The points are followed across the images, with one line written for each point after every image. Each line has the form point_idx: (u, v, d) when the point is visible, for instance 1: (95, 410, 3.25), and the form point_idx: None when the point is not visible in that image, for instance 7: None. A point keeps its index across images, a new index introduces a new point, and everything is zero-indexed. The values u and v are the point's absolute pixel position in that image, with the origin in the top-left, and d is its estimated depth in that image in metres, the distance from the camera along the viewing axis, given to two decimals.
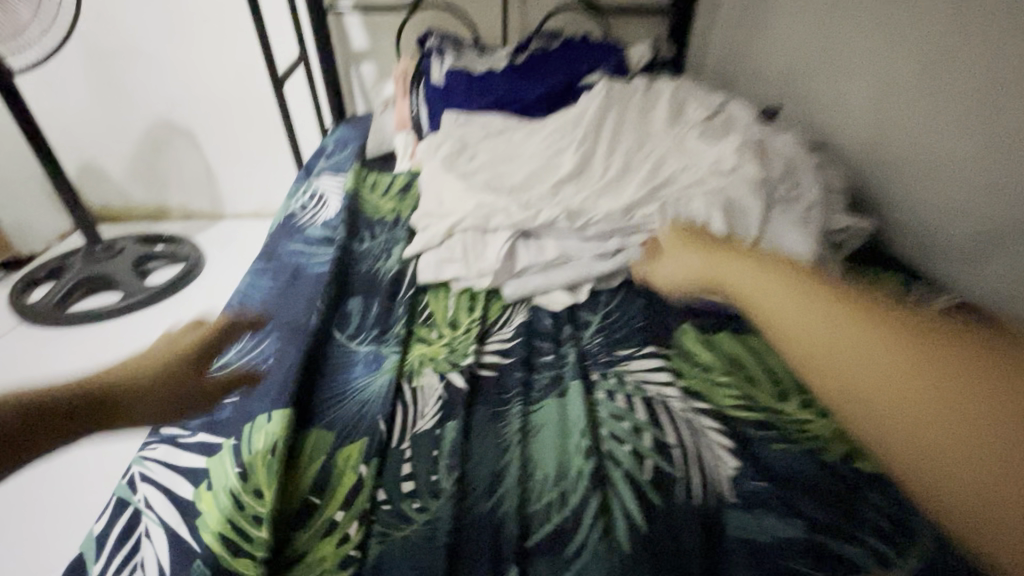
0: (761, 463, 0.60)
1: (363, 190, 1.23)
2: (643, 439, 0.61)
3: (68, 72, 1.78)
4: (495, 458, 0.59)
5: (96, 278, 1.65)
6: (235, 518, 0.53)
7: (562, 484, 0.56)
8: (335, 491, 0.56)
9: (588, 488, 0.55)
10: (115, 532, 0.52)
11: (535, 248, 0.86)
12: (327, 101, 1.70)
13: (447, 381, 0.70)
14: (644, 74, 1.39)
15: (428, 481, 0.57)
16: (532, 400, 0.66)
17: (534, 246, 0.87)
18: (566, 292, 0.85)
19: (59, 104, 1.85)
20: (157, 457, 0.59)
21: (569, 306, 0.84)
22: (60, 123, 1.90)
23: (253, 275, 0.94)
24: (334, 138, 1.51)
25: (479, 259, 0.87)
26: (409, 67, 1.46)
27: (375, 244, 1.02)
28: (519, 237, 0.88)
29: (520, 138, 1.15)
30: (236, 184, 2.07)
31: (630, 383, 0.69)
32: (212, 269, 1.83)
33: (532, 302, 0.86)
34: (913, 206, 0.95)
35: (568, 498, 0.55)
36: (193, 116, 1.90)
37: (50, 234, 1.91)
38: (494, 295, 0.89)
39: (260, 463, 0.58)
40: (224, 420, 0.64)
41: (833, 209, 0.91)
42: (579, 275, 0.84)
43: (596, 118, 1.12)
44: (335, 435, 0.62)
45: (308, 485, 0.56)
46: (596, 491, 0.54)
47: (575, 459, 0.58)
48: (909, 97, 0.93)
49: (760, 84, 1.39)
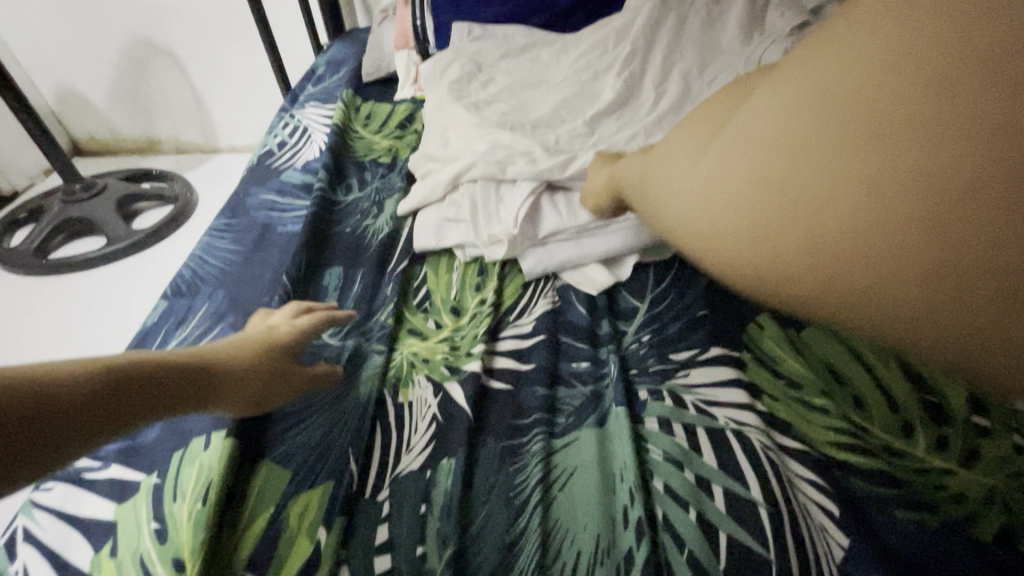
0: (883, 542, 0.42)
1: (354, 123, 1.01)
2: (713, 499, 0.44)
3: None
4: (506, 523, 0.42)
5: (78, 221, 1.50)
6: None
7: (599, 572, 0.39)
8: (283, 569, 0.40)
9: None
10: None
11: (565, 207, 0.65)
12: (319, 10, 1.43)
13: (444, 395, 0.52)
14: None
15: (412, 558, 0.41)
16: (558, 431, 0.49)
17: (563, 204, 0.65)
18: (603, 267, 0.64)
19: (25, 19, 1.64)
20: (51, 503, 0.44)
21: (608, 287, 0.64)
22: (30, 43, 1.69)
23: (212, 234, 0.76)
24: (325, 58, 1.26)
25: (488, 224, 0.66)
26: None
27: (365, 195, 0.82)
28: (544, 191, 0.66)
29: (548, 57, 0.90)
30: (228, 112, 1.84)
31: (693, 407, 0.51)
32: (206, 210, 1.66)
33: (559, 279, 0.66)
34: None
35: None
36: (172, 31, 1.65)
37: (32, 169, 1.75)
38: (510, 266, 0.68)
39: (184, 516, 0.42)
40: (146, 446, 0.48)
41: None
42: (621, 245, 0.62)
43: (649, 27, 0.85)
44: (291, 474, 0.46)
45: (247, 555, 0.41)
46: None
47: (617, 534, 0.41)
48: None
49: None
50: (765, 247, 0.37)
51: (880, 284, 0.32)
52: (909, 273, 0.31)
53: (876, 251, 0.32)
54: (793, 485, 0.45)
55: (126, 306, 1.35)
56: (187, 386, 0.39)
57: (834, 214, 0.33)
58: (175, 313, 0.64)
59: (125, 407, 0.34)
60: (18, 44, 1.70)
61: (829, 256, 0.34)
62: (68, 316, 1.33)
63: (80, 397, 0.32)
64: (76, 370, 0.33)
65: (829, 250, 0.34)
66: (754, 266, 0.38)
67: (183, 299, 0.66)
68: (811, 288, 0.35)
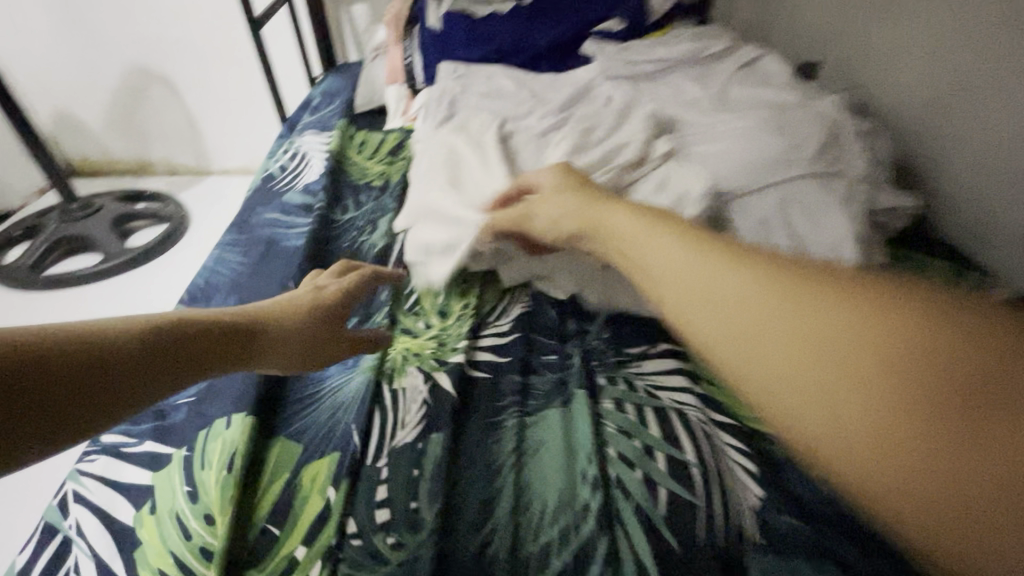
0: (793, 491, 0.52)
1: (349, 150, 1.11)
2: (656, 462, 0.53)
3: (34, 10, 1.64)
4: (485, 483, 0.51)
5: (74, 238, 1.56)
6: (180, 553, 0.45)
7: (562, 519, 0.48)
8: (298, 521, 0.48)
9: (591, 529, 0.47)
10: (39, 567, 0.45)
11: None
12: (314, 47, 1.55)
13: (433, 382, 0.61)
14: (667, 22, 1.23)
15: (406, 511, 0.49)
16: (530, 411, 0.58)
17: None
18: None
19: (28, 48, 1.72)
20: (95, 473, 0.51)
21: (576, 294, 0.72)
22: (30, 68, 1.76)
23: (222, 248, 0.84)
24: (321, 90, 1.37)
25: (461, 241, 0.73)
26: (403, 10, 1.31)
27: (360, 214, 0.91)
28: None
29: (525, 96, 1.03)
30: (222, 137, 1.93)
31: (642, 390, 0.60)
32: (199, 229, 1.73)
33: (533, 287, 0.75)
34: (970, 185, 0.84)
35: (569, 538, 0.47)
36: (172, 61, 1.75)
37: (26, 190, 1.80)
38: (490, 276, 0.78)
39: (213, 482, 0.50)
40: (176, 426, 0.55)
41: (878, 185, 0.80)
42: None
43: None
44: (303, 447, 0.54)
45: (266, 511, 0.49)
46: (601, 533, 0.47)
47: (578, 490, 0.50)
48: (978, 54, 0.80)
49: (796, 32, 1.22)
50: (753, 312, 0.32)
51: (848, 402, 0.27)
52: (886, 394, 0.26)
53: (879, 374, 0.27)
54: (722, 449, 0.55)
55: None
56: (208, 351, 0.44)
57: (853, 331, 0.28)
58: None
59: (153, 364, 0.39)
60: (19, 69, 1.77)
61: (804, 348, 0.29)
62: None
63: (125, 351, 0.38)
64: (126, 332, 0.39)
65: (813, 345, 0.29)
66: (738, 330, 0.32)
67: (198, 304, 0.74)
68: (778, 374, 0.30)
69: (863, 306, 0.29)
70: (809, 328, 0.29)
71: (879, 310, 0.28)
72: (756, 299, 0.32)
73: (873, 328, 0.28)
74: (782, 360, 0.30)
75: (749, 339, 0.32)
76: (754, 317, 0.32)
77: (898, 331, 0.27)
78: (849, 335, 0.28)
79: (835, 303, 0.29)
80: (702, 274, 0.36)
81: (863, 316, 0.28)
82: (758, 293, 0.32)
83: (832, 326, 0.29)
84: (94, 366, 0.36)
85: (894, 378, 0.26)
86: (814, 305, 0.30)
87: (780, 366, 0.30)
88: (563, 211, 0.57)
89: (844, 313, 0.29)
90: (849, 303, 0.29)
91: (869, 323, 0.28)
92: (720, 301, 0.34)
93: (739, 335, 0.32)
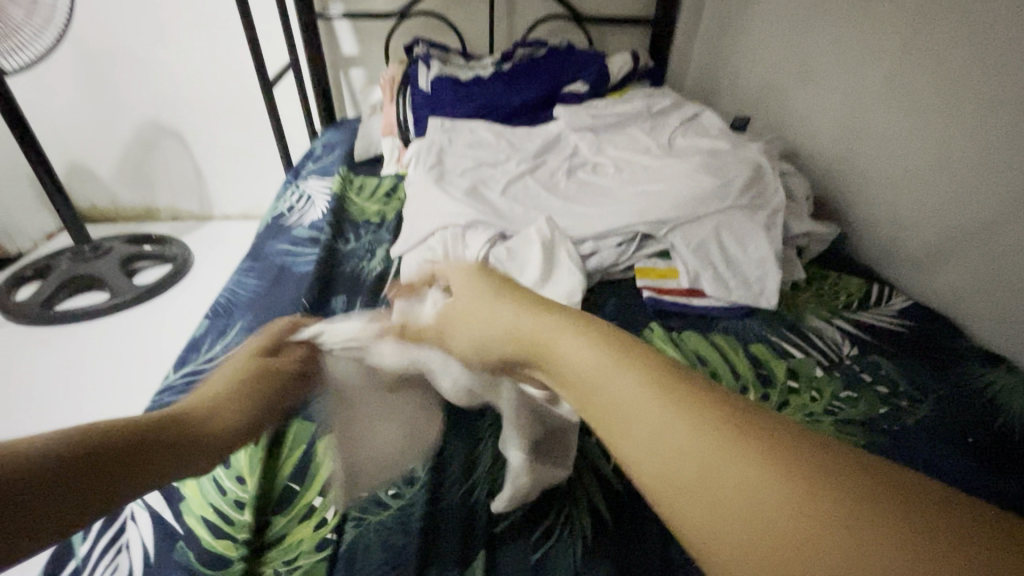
0: None
1: (350, 192, 1.26)
2: None
3: (58, 73, 1.80)
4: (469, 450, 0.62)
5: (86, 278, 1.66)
6: (218, 503, 0.55)
7: None
8: (314, 479, 0.58)
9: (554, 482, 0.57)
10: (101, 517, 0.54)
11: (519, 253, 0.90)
12: (316, 104, 1.73)
13: None
14: (625, 84, 1.43)
15: (403, 471, 0.59)
16: None
17: None
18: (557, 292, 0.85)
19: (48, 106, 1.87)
20: None
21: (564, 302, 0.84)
22: (49, 123, 1.90)
23: (239, 273, 0.97)
24: (323, 141, 1.54)
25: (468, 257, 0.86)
26: (397, 73, 1.50)
27: (360, 244, 1.05)
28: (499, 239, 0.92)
29: (503, 145, 1.20)
30: (225, 185, 2.08)
31: None
32: (201, 268, 1.84)
33: None
34: (874, 214, 1.00)
35: None
36: (183, 117, 1.91)
37: (36, 234, 1.91)
38: None
39: (241, 452, 0.60)
40: None
41: (796, 215, 0.96)
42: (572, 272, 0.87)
43: None
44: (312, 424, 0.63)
45: (288, 472, 0.59)
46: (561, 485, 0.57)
47: None
48: (873, 111, 0.99)
49: (737, 91, 1.43)
50: (657, 416, 0.26)
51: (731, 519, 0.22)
52: (801, 520, 0.21)
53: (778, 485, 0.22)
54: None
55: (128, 351, 1.49)
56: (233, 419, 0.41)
57: (750, 466, 0.23)
58: (214, 329, 0.84)
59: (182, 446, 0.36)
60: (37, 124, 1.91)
61: (694, 472, 0.24)
62: (72, 360, 1.46)
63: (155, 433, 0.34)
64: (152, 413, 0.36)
65: (737, 475, 0.23)
66: (643, 439, 0.26)
67: (219, 319, 0.86)
68: (672, 485, 0.25)
69: (785, 455, 0.23)
70: (744, 446, 0.24)
71: (765, 440, 0.24)
72: (686, 433, 0.25)
73: (800, 468, 0.22)
74: (713, 505, 0.23)
75: (683, 477, 0.24)
76: (680, 450, 0.25)
77: (816, 477, 0.22)
78: (773, 485, 0.22)
79: (770, 437, 0.24)
80: (622, 382, 0.29)
81: (770, 449, 0.23)
82: (683, 417, 0.26)
83: (742, 469, 0.23)
84: (131, 452, 0.32)
85: (802, 521, 0.21)
86: (729, 444, 0.24)
87: (705, 499, 0.23)
88: (476, 328, 0.42)
89: (773, 466, 0.23)
90: (748, 447, 0.24)
91: (795, 478, 0.22)
92: (636, 413, 0.27)
93: (654, 463, 0.25)
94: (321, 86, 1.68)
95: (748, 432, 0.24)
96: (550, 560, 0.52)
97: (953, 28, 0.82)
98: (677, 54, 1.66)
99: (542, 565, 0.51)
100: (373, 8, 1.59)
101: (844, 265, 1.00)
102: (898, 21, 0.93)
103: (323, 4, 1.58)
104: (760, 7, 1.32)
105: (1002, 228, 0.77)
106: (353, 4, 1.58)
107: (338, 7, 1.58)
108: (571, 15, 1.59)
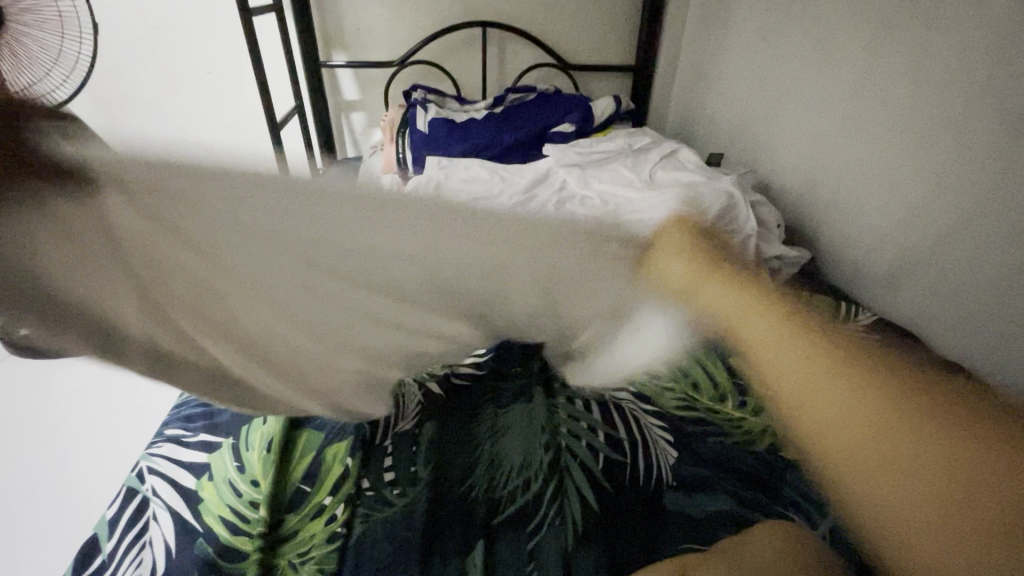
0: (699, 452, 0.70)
1: None
2: (596, 436, 0.69)
3: None
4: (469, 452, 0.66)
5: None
6: (234, 504, 0.59)
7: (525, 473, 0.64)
8: (324, 481, 0.62)
9: (547, 478, 0.63)
10: (126, 515, 0.59)
11: None
12: (318, 144, 1.83)
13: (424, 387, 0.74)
14: (608, 124, 1.55)
15: (407, 471, 0.64)
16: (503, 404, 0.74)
17: None
18: None
19: None
20: (162, 454, 0.66)
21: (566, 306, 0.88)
22: None
23: None
24: None
25: None
26: (396, 115, 1.60)
27: None
28: None
29: (496, 180, 1.28)
30: None
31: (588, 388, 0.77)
32: None
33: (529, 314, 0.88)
34: (837, 236, 1.09)
35: (530, 485, 0.62)
36: None
37: None
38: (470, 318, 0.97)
39: (257, 458, 0.64)
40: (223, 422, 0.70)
41: (766, 240, 1.04)
42: None
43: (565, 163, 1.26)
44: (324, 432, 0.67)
45: (299, 474, 0.63)
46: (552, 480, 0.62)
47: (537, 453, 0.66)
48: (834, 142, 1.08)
49: (711, 130, 1.54)
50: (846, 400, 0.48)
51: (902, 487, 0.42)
52: (924, 519, 0.39)
53: (898, 471, 0.43)
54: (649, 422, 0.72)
55: None
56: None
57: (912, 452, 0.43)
58: None
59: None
60: None
61: (893, 465, 0.43)
62: None
63: None
64: None
65: (896, 460, 0.43)
66: (816, 413, 0.49)
67: None
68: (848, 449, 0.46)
69: (904, 418, 0.45)
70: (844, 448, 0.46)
71: (911, 443, 0.43)
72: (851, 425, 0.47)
73: (929, 469, 0.42)
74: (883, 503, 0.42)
75: (872, 459, 0.44)
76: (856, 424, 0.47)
77: (935, 486, 0.41)
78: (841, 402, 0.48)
79: (929, 441, 0.43)
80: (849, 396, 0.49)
81: (897, 438, 0.44)
82: (860, 425, 0.46)
83: (893, 476, 0.43)
84: None
85: (859, 442, 0.45)
86: (909, 444, 0.43)
87: (840, 424, 0.47)
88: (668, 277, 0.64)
89: (915, 446, 0.43)
90: (896, 440, 0.44)
91: (885, 461, 0.44)
92: (830, 405, 0.48)
93: (851, 450, 0.46)
94: (323, 127, 1.78)
95: (914, 459, 0.42)
96: (542, 548, 0.57)
97: (897, 73, 0.93)
98: (656, 97, 1.79)
99: (535, 553, 0.56)
100: (374, 57, 1.71)
101: (813, 286, 1.08)
102: (850, 67, 1.04)
103: (327, 53, 1.70)
104: (729, 55, 1.45)
105: (951, 247, 0.85)
106: (355, 53, 1.70)
107: (341, 56, 1.70)
108: (557, 62, 1.73)
